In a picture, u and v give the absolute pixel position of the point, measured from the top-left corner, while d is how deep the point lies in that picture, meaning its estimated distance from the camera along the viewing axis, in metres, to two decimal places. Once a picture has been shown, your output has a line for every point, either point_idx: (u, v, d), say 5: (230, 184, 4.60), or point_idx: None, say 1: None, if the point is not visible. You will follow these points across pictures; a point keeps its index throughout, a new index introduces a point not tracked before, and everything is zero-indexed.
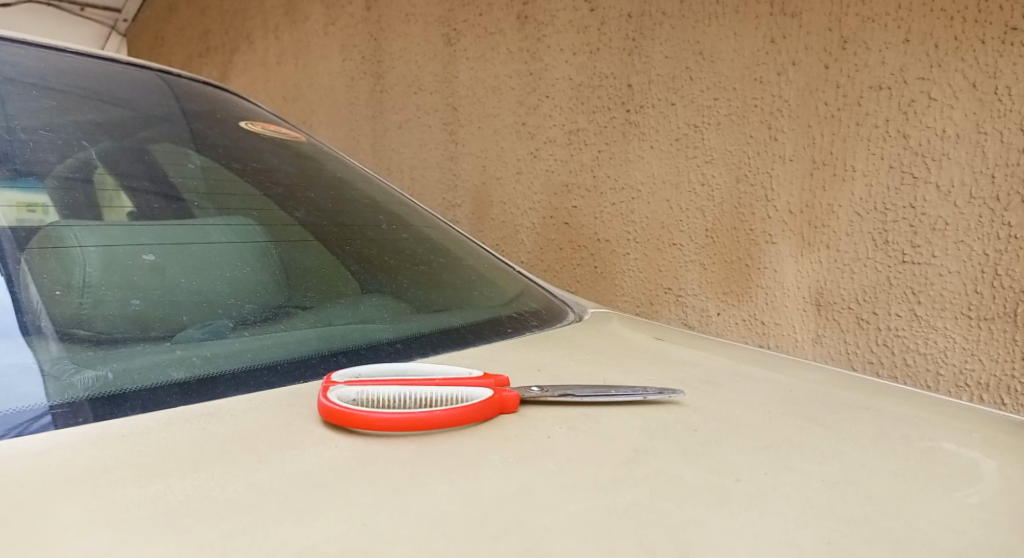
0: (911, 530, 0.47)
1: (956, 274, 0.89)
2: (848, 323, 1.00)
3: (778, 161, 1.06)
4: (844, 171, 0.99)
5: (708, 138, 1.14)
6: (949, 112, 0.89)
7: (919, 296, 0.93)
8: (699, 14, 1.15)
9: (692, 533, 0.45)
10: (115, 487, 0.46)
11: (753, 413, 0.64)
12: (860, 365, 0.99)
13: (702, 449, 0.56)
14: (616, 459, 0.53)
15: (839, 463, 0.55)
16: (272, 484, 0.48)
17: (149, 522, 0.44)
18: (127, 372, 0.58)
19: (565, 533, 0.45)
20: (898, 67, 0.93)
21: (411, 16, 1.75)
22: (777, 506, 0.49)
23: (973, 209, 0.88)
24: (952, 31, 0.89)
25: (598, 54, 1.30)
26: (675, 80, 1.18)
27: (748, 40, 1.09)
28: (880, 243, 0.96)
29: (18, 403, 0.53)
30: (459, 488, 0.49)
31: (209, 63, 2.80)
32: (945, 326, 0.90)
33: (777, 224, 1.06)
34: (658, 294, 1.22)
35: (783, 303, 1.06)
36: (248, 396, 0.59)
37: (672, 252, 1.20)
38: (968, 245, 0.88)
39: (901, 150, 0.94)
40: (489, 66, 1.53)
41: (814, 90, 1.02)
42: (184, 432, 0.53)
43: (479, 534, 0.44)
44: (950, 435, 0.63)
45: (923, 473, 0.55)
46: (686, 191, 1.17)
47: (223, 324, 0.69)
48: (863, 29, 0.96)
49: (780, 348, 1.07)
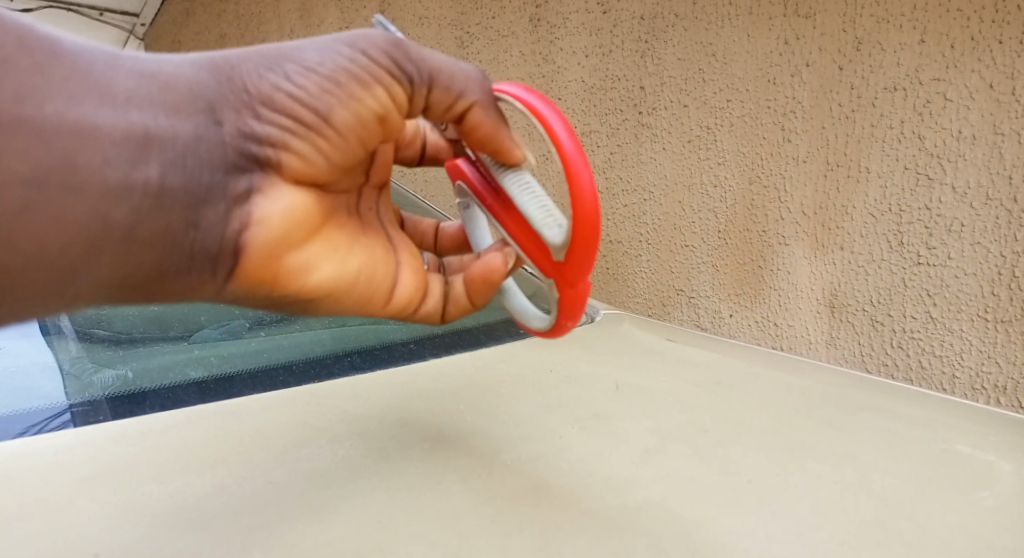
0: (925, 531, 0.47)
1: (973, 276, 0.86)
2: (862, 325, 0.97)
3: (790, 163, 1.02)
4: (858, 172, 0.95)
5: (720, 139, 1.11)
6: (966, 113, 0.85)
7: (934, 298, 0.90)
8: (711, 15, 1.11)
9: (704, 534, 0.45)
10: (135, 484, 0.47)
11: (766, 414, 0.64)
12: (874, 367, 0.96)
13: (714, 450, 0.56)
14: (628, 459, 0.54)
15: (851, 466, 0.55)
16: (287, 482, 0.49)
17: (169, 517, 0.45)
18: (147, 372, 0.60)
19: (577, 532, 0.45)
20: (914, 68, 0.89)
21: (424, 20, 1.74)
22: (789, 507, 0.49)
23: (989, 211, 0.84)
24: (969, 31, 0.84)
25: (610, 57, 1.28)
26: (687, 82, 1.15)
27: (761, 41, 1.04)
28: (895, 245, 0.92)
29: (41, 402, 0.54)
30: (470, 487, 0.49)
31: None
32: (961, 328, 0.88)
33: (790, 225, 1.03)
34: (670, 295, 1.22)
35: (796, 304, 1.03)
36: (265, 394, 0.60)
37: (684, 253, 1.19)
38: (984, 246, 0.85)
39: (916, 151, 0.89)
40: (501, 69, 1.52)
41: (828, 92, 0.97)
42: (202, 430, 0.54)
43: (491, 531, 0.45)
44: (965, 437, 0.63)
45: (938, 475, 0.55)
46: (699, 193, 1.15)
47: (239, 324, 0.73)
48: (878, 29, 0.91)
49: (794, 350, 1.05)
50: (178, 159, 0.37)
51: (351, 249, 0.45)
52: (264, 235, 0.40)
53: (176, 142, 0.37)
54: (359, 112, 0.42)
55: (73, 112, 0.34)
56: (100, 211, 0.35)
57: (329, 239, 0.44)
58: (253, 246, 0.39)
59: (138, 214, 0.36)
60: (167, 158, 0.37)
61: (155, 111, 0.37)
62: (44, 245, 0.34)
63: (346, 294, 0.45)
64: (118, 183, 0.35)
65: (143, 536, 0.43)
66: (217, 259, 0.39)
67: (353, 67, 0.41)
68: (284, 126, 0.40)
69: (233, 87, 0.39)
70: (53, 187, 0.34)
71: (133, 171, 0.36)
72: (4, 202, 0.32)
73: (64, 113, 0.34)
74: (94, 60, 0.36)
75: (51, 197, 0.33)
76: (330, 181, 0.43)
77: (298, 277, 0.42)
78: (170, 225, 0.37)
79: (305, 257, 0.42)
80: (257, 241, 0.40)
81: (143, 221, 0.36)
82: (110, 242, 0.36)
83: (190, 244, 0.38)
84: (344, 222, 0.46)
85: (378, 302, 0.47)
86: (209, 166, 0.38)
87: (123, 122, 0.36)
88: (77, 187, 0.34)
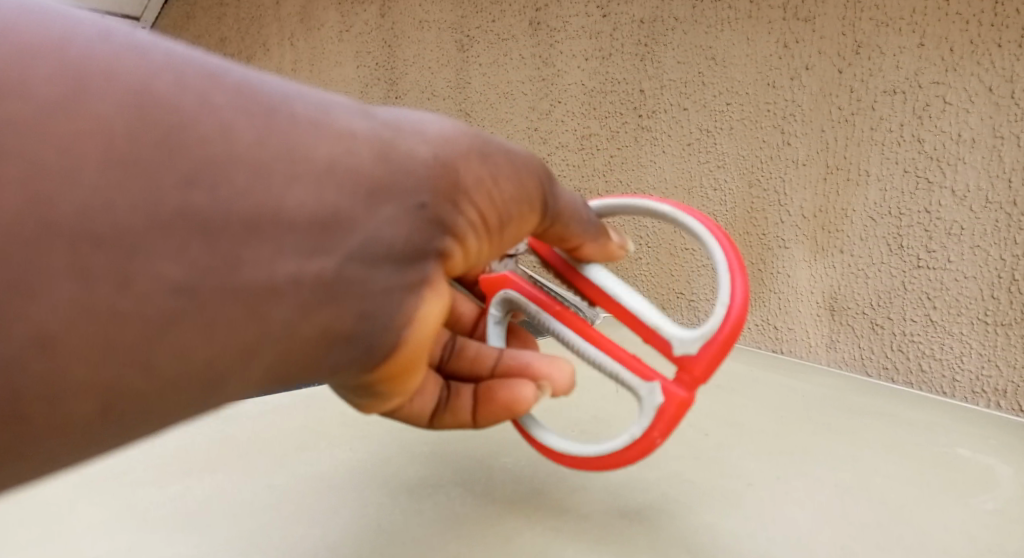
0: (926, 535, 0.47)
1: (973, 279, 0.86)
2: (862, 328, 0.96)
3: (790, 167, 1.02)
4: (857, 175, 0.95)
5: (720, 143, 1.11)
6: (965, 116, 0.85)
7: (935, 301, 0.89)
8: (711, 18, 1.11)
9: (703, 537, 0.45)
10: (136, 489, 0.50)
11: (767, 417, 0.64)
12: (874, 371, 0.96)
13: (714, 453, 0.56)
14: (628, 463, 0.54)
15: (851, 469, 0.55)
16: (287, 485, 0.49)
17: (169, 523, 0.46)
18: None
19: (577, 535, 0.45)
20: (913, 71, 0.89)
21: (424, 23, 1.74)
22: (788, 510, 0.49)
23: (989, 214, 0.84)
24: (969, 34, 0.84)
25: (610, 60, 1.28)
26: (687, 85, 1.15)
27: (761, 44, 1.05)
28: (895, 248, 0.92)
29: None
30: (471, 493, 0.49)
31: (225, 70, 2.80)
32: (961, 331, 0.87)
33: (789, 228, 1.03)
34: (670, 299, 1.22)
35: (796, 307, 1.03)
36: (265, 400, 0.61)
37: (684, 257, 1.19)
38: (984, 249, 0.85)
39: (916, 154, 0.89)
40: (501, 72, 1.52)
41: (828, 95, 0.97)
42: (204, 437, 0.56)
43: (493, 535, 0.45)
44: (965, 441, 0.63)
45: (939, 479, 0.55)
46: (698, 196, 1.15)
47: None
48: (877, 33, 0.92)
49: (794, 353, 1.04)
50: (360, 258, 0.38)
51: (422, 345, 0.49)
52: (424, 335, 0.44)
53: (352, 227, 0.37)
54: (522, 227, 0.47)
55: (253, 199, 0.33)
56: (261, 306, 0.34)
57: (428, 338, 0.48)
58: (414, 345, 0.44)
59: (299, 309, 0.36)
60: (343, 250, 0.37)
61: (337, 192, 0.36)
62: (190, 354, 0.33)
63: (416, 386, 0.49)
64: (286, 279, 0.35)
65: (142, 541, 0.44)
66: (369, 350, 0.42)
67: (518, 177, 0.46)
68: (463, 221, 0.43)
69: (428, 170, 0.40)
70: (220, 285, 0.33)
71: (299, 264, 0.35)
72: (164, 307, 0.31)
73: (238, 201, 0.33)
74: (282, 125, 0.35)
75: (207, 301, 0.32)
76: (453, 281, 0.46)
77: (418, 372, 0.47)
78: (325, 317, 0.37)
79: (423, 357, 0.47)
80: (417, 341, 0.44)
81: (300, 318, 0.36)
82: (270, 336, 0.36)
83: (337, 334, 0.39)
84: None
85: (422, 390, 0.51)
86: (377, 251, 0.38)
87: (308, 207, 0.35)
88: (238, 287, 0.33)
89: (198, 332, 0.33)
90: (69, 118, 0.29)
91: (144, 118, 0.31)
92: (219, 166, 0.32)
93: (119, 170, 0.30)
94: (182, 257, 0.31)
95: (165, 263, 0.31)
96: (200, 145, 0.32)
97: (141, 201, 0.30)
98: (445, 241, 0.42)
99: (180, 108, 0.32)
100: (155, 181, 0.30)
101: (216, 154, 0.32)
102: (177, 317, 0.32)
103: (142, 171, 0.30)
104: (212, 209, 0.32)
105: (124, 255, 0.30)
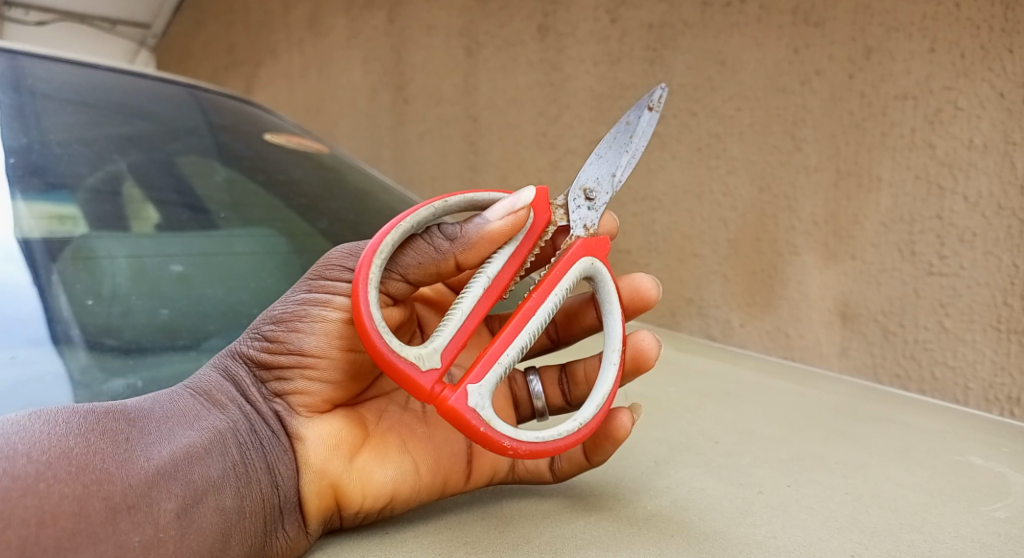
0: (936, 543, 0.46)
1: (986, 286, 0.84)
2: (874, 335, 0.95)
3: (801, 172, 1.01)
4: (869, 181, 0.94)
5: (730, 148, 1.10)
6: (977, 122, 0.84)
7: (948, 308, 0.88)
8: (721, 23, 1.11)
9: (714, 544, 0.45)
10: None
11: (778, 424, 0.63)
12: (887, 379, 0.94)
13: (724, 460, 0.56)
14: (639, 470, 0.54)
15: (861, 477, 0.55)
16: None
17: None
18: (156, 380, 0.57)
19: (587, 541, 0.45)
20: (925, 76, 0.88)
21: (434, 28, 1.75)
22: (798, 518, 0.48)
23: (1001, 220, 0.83)
24: (980, 39, 0.83)
25: (620, 65, 1.28)
26: (698, 90, 1.15)
27: (771, 49, 1.04)
28: (908, 254, 0.91)
29: (41, 379, 0.52)
30: (480, 508, 0.49)
31: (236, 77, 2.82)
32: (974, 338, 0.86)
33: (801, 234, 1.02)
34: (680, 305, 1.20)
35: (807, 314, 1.02)
36: None
37: (694, 262, 1.18)
38: (997, 256, 0.83)
39: (927, 160, 0.88)
40: (511, 77, 1.52)
41: (839, 100, 0.96)
42: None
43: (500, 542, 0.44)
44: (976, 449, 0.62)
45: (951, 487, 0.54)
46: (709, 202, 1.14)
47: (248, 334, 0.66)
48: (887, 38, 0.91)
49: (805, 361, 1.03)
50: (257, 443, 0.45)
51: (405, 448, 0.50)
52: (312, 474, 0.46)
53: (240, 425, 0.45)
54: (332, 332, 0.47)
55: (177, 446, 0.42)
56: (224, 507, 0.42)
57: (378, 452, 0.49)
58: (309, 486, 0.46)
59: (245, 496, 0.43)
60: (248, 442, 0.45)
61: (214, 417, 0.45)
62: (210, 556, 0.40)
63: (415, 491, 0.48)
64: (225, 478, 0.43)
65: None
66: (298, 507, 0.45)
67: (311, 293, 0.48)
68: (279, 374, 0.47)
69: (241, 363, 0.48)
70: (193, 506, 0.41)
71: (226, 466, 0.43)
72: (170, 535, 0.39)
73: (171, 451, 0.42)
74: (161, 400, 0.45)
75: (196, 516, 0.40)
76: (345, 397, 0.49)
77: (360, 487, 0.47)
78: (270, 494, 0.44)
79: (365, 475, 0.47)
80: (311, 482, 0.46)
81: (256, 499, 0.43)
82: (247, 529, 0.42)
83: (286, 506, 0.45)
84: (387, 423, 0.51)
85: (456, 479, 0.50)
86: (265, 431, 0.46)
87: (206, 430, 0.44)
88: (202, 497, 0.41)
89: (204, 532, 0.40)
90: (81, 456, 0.39)
91: (111, 437, 0.41)
92: (152, 436, 0.42)
93: (102, 470, 0.39)
94: (169, 498, 0.40)
95: (156, 505, 0.40)
96: (134, 436, 0.42)
97: (133, 479, 0.40)
98: (281, 399, 0.48)
99: (116, 419, 0.42)
100: (124, 463, 0.40)
101: (137, 429, 0.42)
102: (189, 534, 0.40)
103: (119, 462, 0.40)
104: (163, 462, 0.41)
105: (141, 511, 0.39)
